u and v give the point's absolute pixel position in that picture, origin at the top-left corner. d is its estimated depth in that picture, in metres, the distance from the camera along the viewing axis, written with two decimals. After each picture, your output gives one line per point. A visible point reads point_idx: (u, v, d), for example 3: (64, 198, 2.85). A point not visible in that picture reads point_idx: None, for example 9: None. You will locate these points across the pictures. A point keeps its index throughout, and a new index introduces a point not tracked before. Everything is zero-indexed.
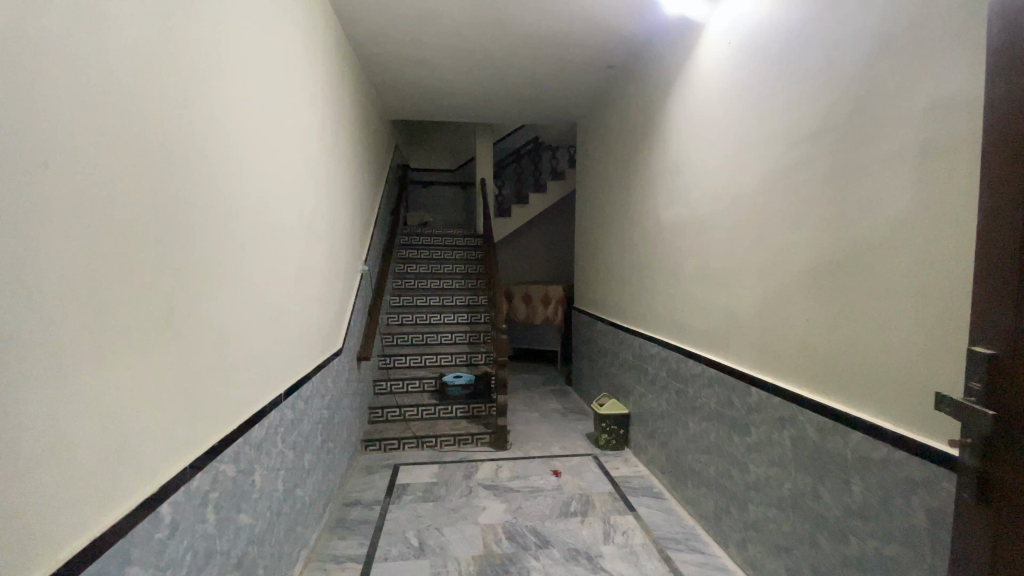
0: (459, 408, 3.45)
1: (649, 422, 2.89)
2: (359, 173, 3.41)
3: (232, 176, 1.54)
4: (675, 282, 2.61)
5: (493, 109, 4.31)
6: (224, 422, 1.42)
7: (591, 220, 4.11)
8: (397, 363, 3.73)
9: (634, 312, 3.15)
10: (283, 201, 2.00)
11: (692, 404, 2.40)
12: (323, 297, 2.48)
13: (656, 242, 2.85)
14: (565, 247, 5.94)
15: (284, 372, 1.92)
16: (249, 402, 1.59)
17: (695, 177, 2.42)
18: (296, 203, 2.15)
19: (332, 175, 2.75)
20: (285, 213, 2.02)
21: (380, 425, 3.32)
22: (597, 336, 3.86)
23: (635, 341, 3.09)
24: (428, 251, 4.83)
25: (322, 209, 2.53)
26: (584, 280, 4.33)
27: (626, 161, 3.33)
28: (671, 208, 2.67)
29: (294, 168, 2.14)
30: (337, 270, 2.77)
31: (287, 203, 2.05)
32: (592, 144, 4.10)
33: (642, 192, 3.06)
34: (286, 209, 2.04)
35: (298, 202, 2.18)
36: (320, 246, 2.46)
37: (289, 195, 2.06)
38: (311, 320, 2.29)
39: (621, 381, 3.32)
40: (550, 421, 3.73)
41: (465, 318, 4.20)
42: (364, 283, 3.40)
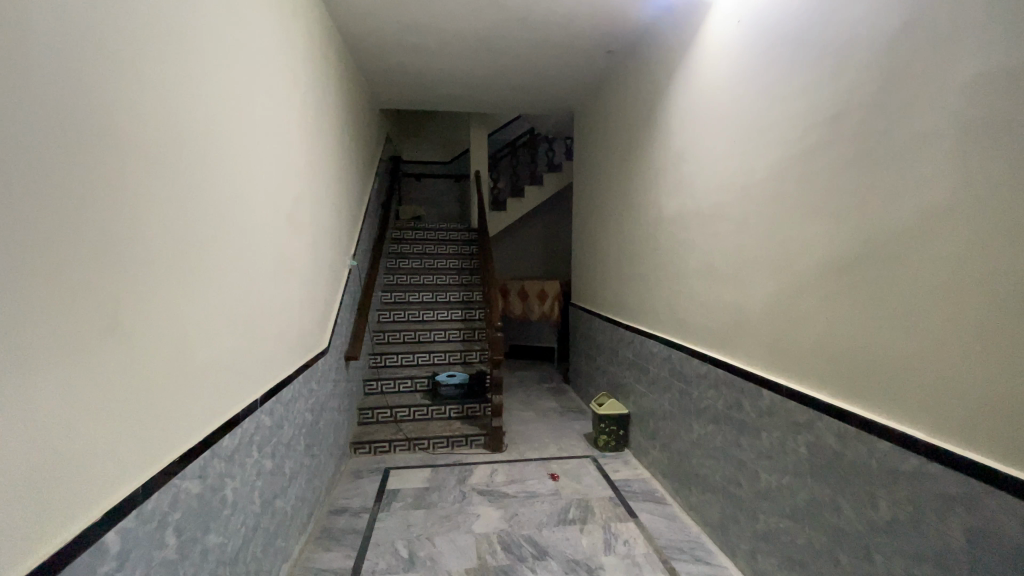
0: (452, 408, 3.32)
1: (650, 423, 2.78)
2: (347, 163, 3.26)
3: (196, 164, 1.41)
4: (678, 278, 2.49)
5: (487, 98, 4.16)
6: (187, 436, 1.29)
7: (589, 213, 3.98)
8: (388, 361, 3.60)
9: (635, 307, 3.03)
10: (258, 194, 1.86)
11: (697, 406, 2.28)
12: (305, 296, 2.33)
13: (658, 235, 2.73)
14: (562, 241, 5.80)
15: (260, 376, 1.79)
16: (217, 412, 1.45)
17: (700, 167, 2.29)
18: (273, 195, 2.01)
19: (316, 164, 2.60)
20: (261, 206, 1.89)
21: (370, 427, 3.19)
22: (595, 333, 3.73)
23: (636, 338, 2.97)
24: (421, 245, 4.68)
25: (305, 200, 2.39)
26: (581, 275, 4.20)
27: (625, 150, 3.20)
28: (673, 200, 2.55)
29: (271, 159, 2.01)
30: (323, 265, 2.63)
31: (264, 197, 1.91)
32: (590, 135, 3.96)
33: (642, 184, 2.93)
34: (262, 203, 1.90)
35: (276, 194, 2.03)
36: (303, 240, 2.32)
37: (265, 188, 1.93)
38: (292, 321, 2.15)
39: (620, 380, 3.20)
40: (546, 421, 3.61)
41: (459, 315, 4.06)
42: (353, 278, 3.25)
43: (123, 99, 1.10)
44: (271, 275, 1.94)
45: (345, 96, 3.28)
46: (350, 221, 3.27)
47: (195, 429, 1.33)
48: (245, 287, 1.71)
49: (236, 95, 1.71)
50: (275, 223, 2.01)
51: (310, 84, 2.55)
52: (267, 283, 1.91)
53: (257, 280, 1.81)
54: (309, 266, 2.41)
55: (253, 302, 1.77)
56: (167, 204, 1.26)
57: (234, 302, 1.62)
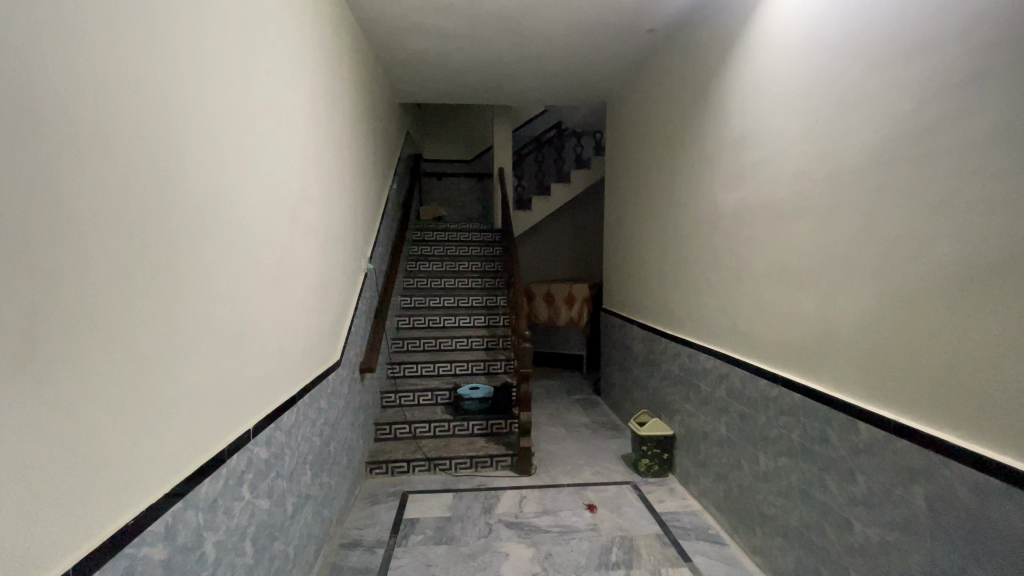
0: (476, 424, 3.03)
1: (701, 448, 2.45)
2: (362, 159, 3.02)
3: (171, 151, 1.14)
4: (739, 283, 2.16)
5: (513, 89, 3.89)
6: (143, 494, 1.02)
7: (625, 211, 3.66)
8: (407, 371, 3.34)
9: (682, 315, 2.70)
10: (255, 191, 1.59)
11: (763, 434, 1.95)
12: (313, 305, 2.08)
13: (711, 234, 2.40)
14: (590, 242, 5.48)
15: (254, 404, 1.52)
16: (190, 456, 1.18)
17: (767, 153, 1.96)
18: (272, 192, 1.73)
19: (327, 157, 2.36)
20: (259, 204, 1.62)
21: (388, 443, 2.93)
22: (632, 343, 3.40)
23: (683, 351, 2.64)
24: (442, 247, 4.43)
25: (315, 197, 2.15)
26: (615, 279, 3.88)
27: (669, 140, 2.87)
28: (732, 193, 2.22)
29: (270, 149, 1.74)
30: (335, 269, 2.38)
31: (261, 193, 1.64)
32: (626, 127, 3.65)
33: (691, 176, 2.60)
34: (259, 200, 1.63)
35: (275, 189, 1.76)
36: (311, 243, 2.08)
37: (263, 182, 1.66)
38: (295, 336, 1.88)
39: (663, 397, 2.87)
40: (579, 438, 3.30)
41: (482, 321, 3.78)
42: (370, 283, 3.01)
43: (59, 60, 0.84)
44: (269, 283, 1.67)
45: (361, 86, 3.04)
46: (366, 220, 3.02)
47: (157, 481, 1.06)
48: (236, 299, 1.44)
49: (228, 73, 1.44)
50: (275, 224, 1.74)
51: (321, 68, 2.31)
52: (265, 292, 1.64)
53: (254, 288, 1.56)
54: (319, 272, 2.16)
55: (246, 316, 1.50)
56: (127, 199, 0.99)
57: (222, 318, 1.36)
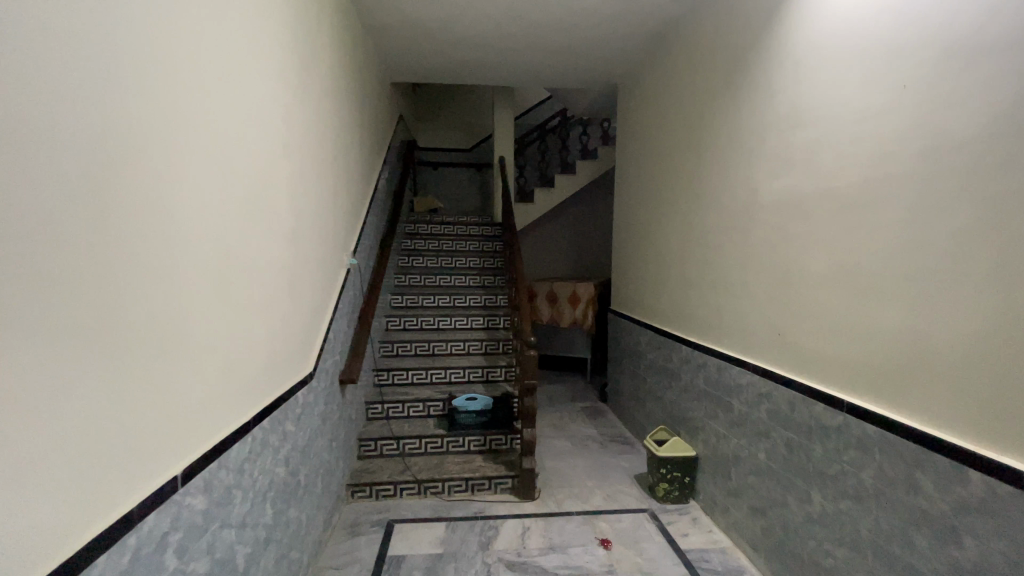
0: (473, 440, 2.69)
1: (732, 474, 2.14)
2: (346, 139, 2.66)
3: (23, 79, 0.75)
4: (788, 287, 1.83)
5: (516, 66, 3.52)
6: None
7: (638, 203, 3.32)
8: (397, 378, 3.00)
9: (710, 321, 2.36)
10: (194, 158, 1.22)
11: (823, 470, 1.65)
12: (281, 307, 1.73)
13: (750, 228, 2.07)
14: (595, 237, 5.14)
15: (189, 436, 1.15)
16: (60, 533, 0.80)
17: (832, 131, 1.62)
18: (221, 162, 1.35)
19: (301, 132, 2.00)
20: (199, 173, 1.24)
21: (373, 462, 2.59)
22: (644, 349, 3.08)
23: (710, 361, 2.32)
24: (436, 241, 4.08)
25: (284, 179, 1.80)
26: (626, 277, 3.55)
27: (695, 120, 2.53)
28: (781, 181, 1.88)
29: (220, 107, 1.36)
30: (309, 265, 2.03)
31: (203, 160, 1.26)
32: (641, 110, 3.30)
33: (723, 163, 2.27)
34: (200, 168, 1.24)
35: (226, 157, 1.38)
36: (278, 232, 1.72)
37: (207, 146, 1.28)
38: (255, 344, 1.51)
39: (683, 412, 2.55)
40: (586, 453, 2.99)
41: (480, 323, 3.44)
42: (354, 280, 2.65)
43: None
44: (215, 277, 1.30)
45: (345, 56, 2.67)
46: (350, 209, 2.67)
47: None
48: (159, 296, 1.07)
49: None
50: (225, 203, 1.37)
51: (294, 26, 1.94)
52: (209, 288, 1.27)
53: (196, 288, 1.21)
54: (288, 267, 1.80)
55: (177, 322, 1.13)
56: None
57: (128, 325, 0.98)
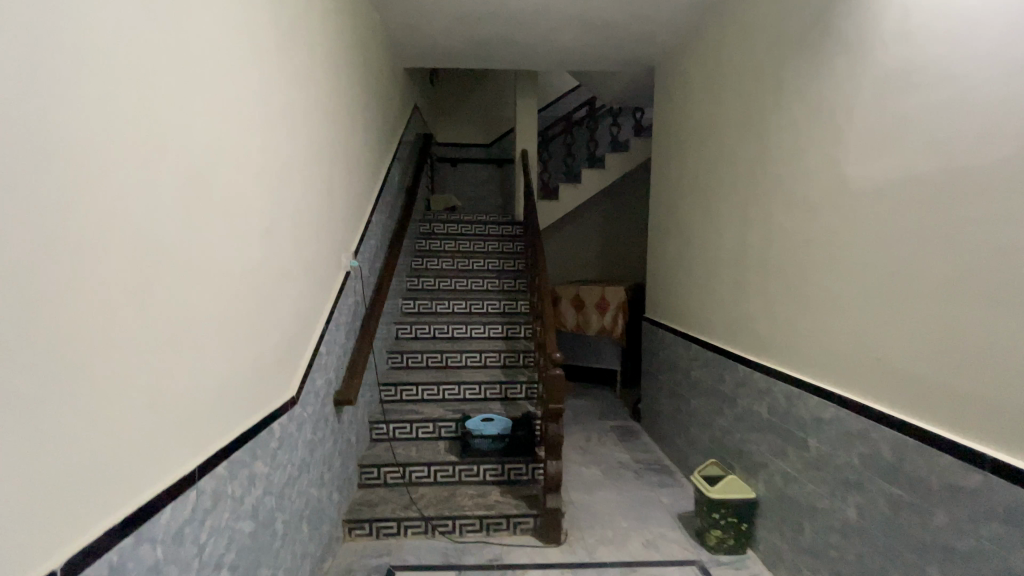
0: (489, 469, 2.33)
1: (806, 528, 1.73)
2: (349, 125, 2.35)
3: None
4: (889, 298, 1.43)
5: (541, 47, 3.18)
6: None
7: (679, 198, 2.92)
8: (405, 394, 2.68)
9: (774, 338, 1.96)
10: (125, 123, 0.88)
11: (947, 542, 1.24)
12: (257, 320, 1.41)
13: (831, 224, 1.66)
14: (626, 238, 4.73)
15: (90, 516, 0.81)
16: None
17: (960, 95, 1.22)
18: (173, 133, 1.02)
19: (292, 111, 1.69)
20: (133, 146, 0.90)
21: (374, 492, 2.27)
22: (688, 365, 2.68)
23: (775, 386, 1.92)
24: (453, 241, 3.75)
25: (268, 164, 1.49)
26: (662, 283, 3.15)
27: (754, 97, 2.14)
28: (880, 163, 1.47)
29: (173, 62, 1.03)
30: (299, 268, 1.72)
31: (142, 128, 0.93)
32: (683, 91, 2.90)
33: (795, 146, 1.87)
34: (134, 138, 0.91)
35: (180, 129, 1.05)
36: (259, 229, 1.42)
37: (148, 110, 0.94)
38: (215, 371, 1.18)
39: (740, 443, 2.15)
40: (620, 485, 2.60)
41: (499, 331, 3.09)
42: (356, 283, 2.33)
43: None
44: (158, 287, 0.97)
45: (349, 33, 2.37)
46: (352, 203, 2.35)
47: None
48: (58, 313, 0.74)
49: None
50: (178, 189, 1.04)
51: None
52: (145, 300, 0.93)
53: (132, 299, 0.89)
54: (270, 272, 1.49)
55: (94, 349, 0.80)
56: None
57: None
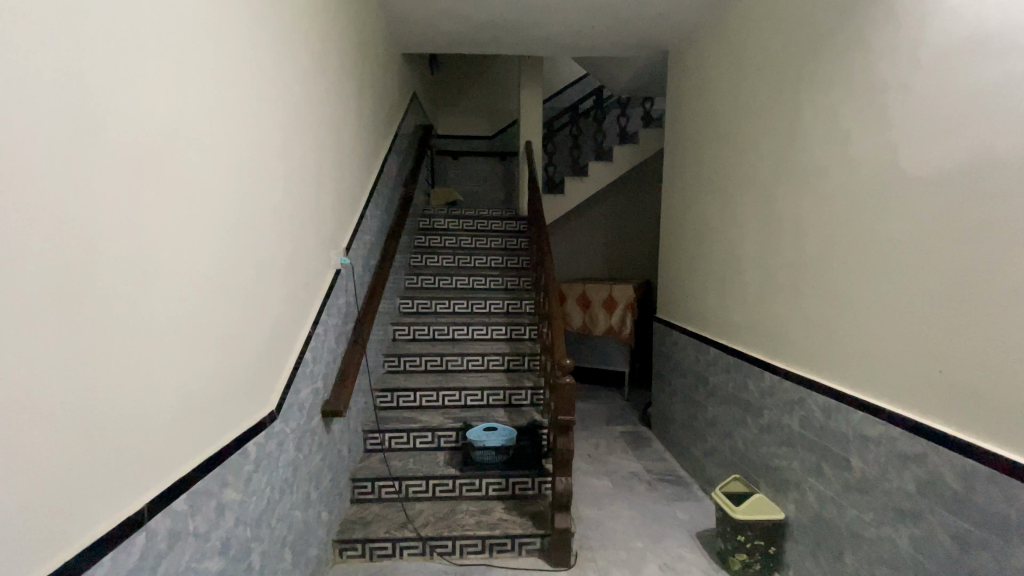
0: (492, 483, 2.16)
1: (846, 557, 1.56)
2: (341, 110, 2.17)
3: None
4: (954, 302, 1.24)
5: (547, 30, 2.98)
6: None
7: (696, 191, 2.73)
8: (402, 400, 2.50)
9: (807, 343, 1.78)
10: (37, 84, 0.69)
11: None
12: (229, 327, 1.22)
13: (878, 218, 1.48)
14: (634, 234, 4.54)
15: None
16: None
17: None
18: (113, 100, 0.83)
19: (275, 90, 1.51)
20: (53, 117, 0.71)
21: (368, 508, 2.09)
22: (705, 370, 2.49)
23: (809, 397, 1.74)
24: (454, 237, 3.57)
25: (246, 148, 1.30)
26: (675, 282, 2.96)
27: (786, 79, 1.94)
28: (942, 146, 1.28)
29: (114, 15, 0.84)
30: (283, 266, 1.54)
31: (66, 92, 0.74)
32: (701, 76, 2.70)
33: (834, 131, 1.68)
34: (53, 105, 0.72)
35: (124, 96, 0.85)
36: (233, 222, 1.23)
37: (81, 75, 0.76)
38: (171, 389, 0.99)
39: (766, 458, 1.97)
40: (632, 499, 2.42)
41: (503, 333, 2.91)
42: (349, 282, 2.15)
43: None
44: (90, 292, 0.78)
45: (342, 10, 2.18)
46: (344, 196, 2.17)
47: None
48: None
49: None
50: (126, 175, 0.86)
51: None
52: (71, 311, 0.74)
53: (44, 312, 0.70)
54: (245, 271, 1.30)
55: None
56: None
57: None
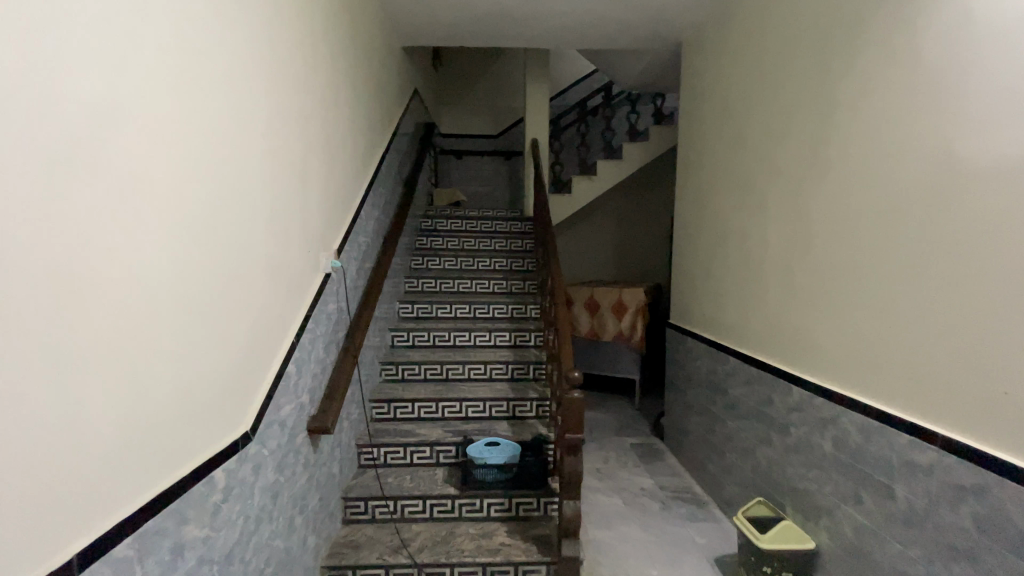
0: (494, 503, 2.00)
1: None
2: (333, 103, 2.04)
3: None
4: (1015, 313, 1.08)
5: (552, 21, 2.83)
6: None
7: (712, 189, 2.56)
8: (399, 412, 2.36)
9: (838, 355, 1.61)
10: None
11: None
12: (192, 341, 1.08)
13: (921, 218, 1.31)
14: (645, 235, 4.37)
15: None
16: None
17: None
18: (12, 75, 0.68)
19: (254, 77, 1.38)
20: None
21: (360, 530, 1.94)
22: (723, 381, 2.32)
23: (842, 416, 1.56)
24: (456, 239, 3.43)
25: (214, 141, 1.17)
26: (690, 287, 2.79)
27: (811, 65, 1.78)
28: (997, 135, 1.12)
29: None
30: (261, 271, 1.40)
31: None
32: (716, 68, 2.54)
33: (868, 121, 1.50)
34: None
35: (30, 70, 0.71)
36: (197, 223, 1.09)
37: None
38: (110, 416, 0.85)
39: (793, 480, 1.80)
40: (645, 519, 2.26)
41: (507, 340, 2.76)
42: (340, 287, 2.01)
43: None
44: None
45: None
46: (337, 194, 2.03)
47: None
48: None
49: None
50: (34, 163, 0.71)
51: None
52: None
53: None
54: (212, 277, 1.15)
55: None
56: None
57: None
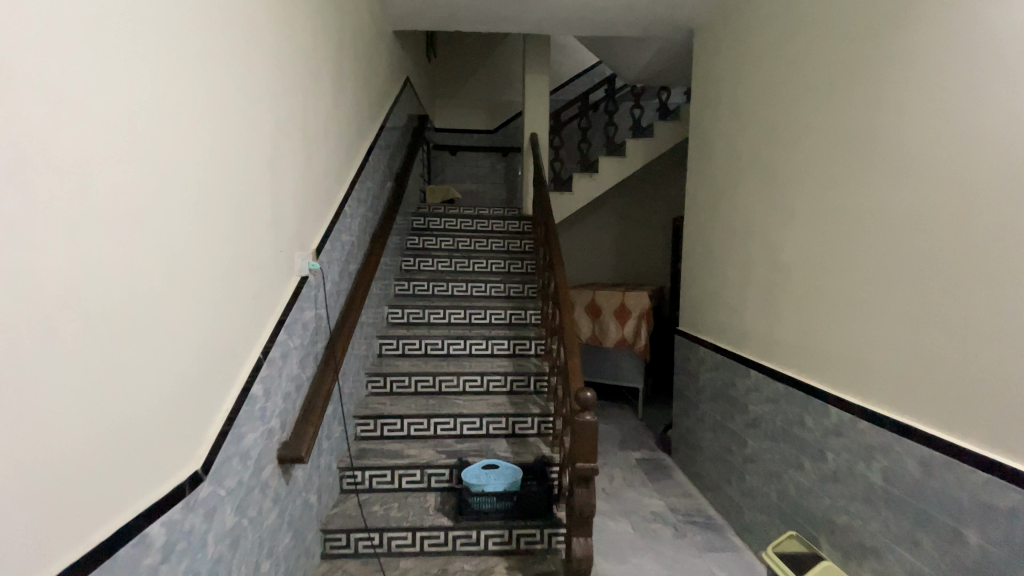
0: (492, 535, 1.78)
1: None
2: (315, 85, 1.81)
3: None
4: None
5: (553, 5, 2.61)
6: None
7: (727, 187, 2.36)
8: (387, 429, 2.13)
9: (884, 374, 1.40)
10: None
11: None
12: (110, 370, 0.83)
13: (999, 218, 1.11)
14: (648, 236, 4.17)
15: None
16: None
17: None
18: None
19: (213, 44, 1.15)
20: None
21: (341, 567, 1.71)
22: (742, 397, 2.12)
23: (896, 444, 1.36)
24: (451, 238, 3.21)
25: (152, 116, 0.93)
26: (701, 292, 2.60)
27: (845, 46, 1.58)
28: None
29: None
30: (216, 276, 1.15)
31: None
32: (733, 54, 2.33)
33: (920, 104, 1.29)
34: None
35: None
36: (126, 218, 0.86)
37: None
38: None
39: (830, 512, 1.60)
40: (658, 549, 2.05)
41: (506, 348, 2.54)
42: (320, 292, 1.78)
43: None
44: None
45: None
46: (317, 188, 1.81)
47: None
48: None
49: None
50: None
51: None
52: None
53: None
54: (140, 287, 0.89)
55: None
56: None
57: None
